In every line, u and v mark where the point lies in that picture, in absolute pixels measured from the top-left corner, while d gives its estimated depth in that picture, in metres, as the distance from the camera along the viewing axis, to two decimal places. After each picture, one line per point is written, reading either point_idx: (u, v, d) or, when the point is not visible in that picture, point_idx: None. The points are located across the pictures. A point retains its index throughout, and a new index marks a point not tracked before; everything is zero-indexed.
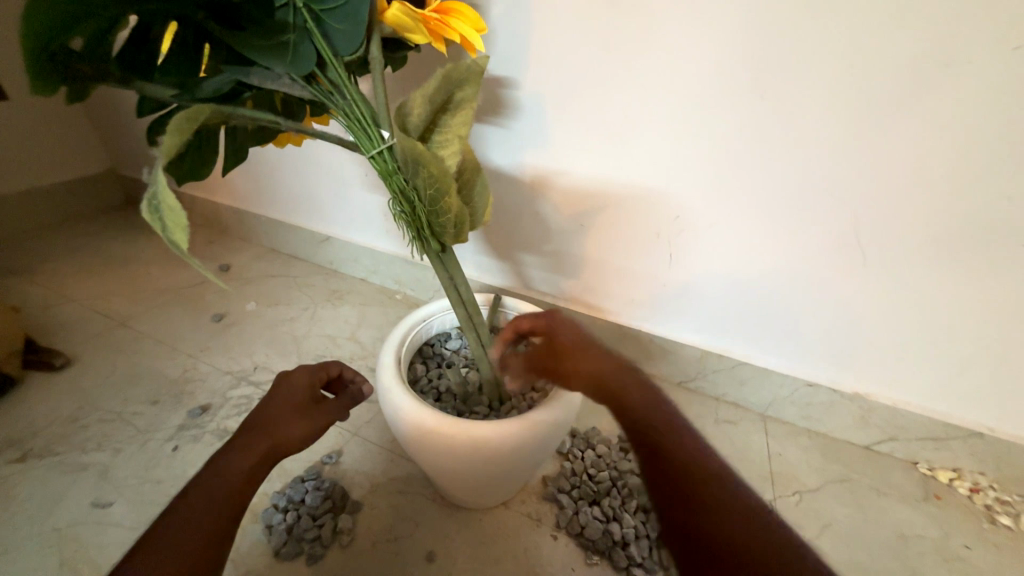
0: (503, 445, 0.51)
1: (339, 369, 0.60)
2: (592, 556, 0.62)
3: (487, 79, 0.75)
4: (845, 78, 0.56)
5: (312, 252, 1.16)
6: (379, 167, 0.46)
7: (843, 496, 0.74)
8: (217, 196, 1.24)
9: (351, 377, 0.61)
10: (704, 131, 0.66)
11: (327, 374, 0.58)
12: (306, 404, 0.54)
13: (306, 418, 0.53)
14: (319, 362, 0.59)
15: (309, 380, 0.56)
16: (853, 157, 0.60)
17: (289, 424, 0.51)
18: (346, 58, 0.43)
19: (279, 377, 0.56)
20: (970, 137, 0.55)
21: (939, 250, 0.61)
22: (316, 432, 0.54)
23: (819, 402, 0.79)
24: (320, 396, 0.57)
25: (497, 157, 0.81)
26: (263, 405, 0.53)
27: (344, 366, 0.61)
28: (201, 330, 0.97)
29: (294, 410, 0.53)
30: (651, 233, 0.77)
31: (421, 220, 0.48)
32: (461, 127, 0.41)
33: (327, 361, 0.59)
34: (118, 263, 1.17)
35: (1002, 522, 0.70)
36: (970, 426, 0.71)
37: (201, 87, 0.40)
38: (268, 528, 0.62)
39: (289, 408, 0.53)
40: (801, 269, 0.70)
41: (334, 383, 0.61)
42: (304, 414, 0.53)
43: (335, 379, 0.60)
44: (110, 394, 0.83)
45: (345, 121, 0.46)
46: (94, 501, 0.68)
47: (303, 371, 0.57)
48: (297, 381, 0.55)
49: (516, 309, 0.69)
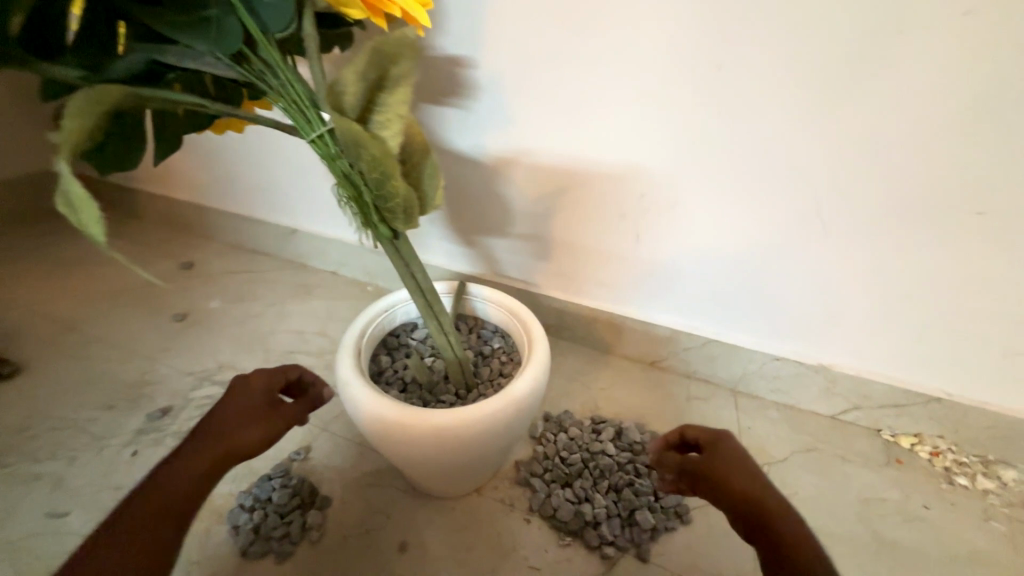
0: (463, 431, 0.50)
1: (299, 372, 0.56)
2: (565, 536, 0.62)
3: (444, 58, 0.72)
4: (800, 49, 0.56)
5: (277, 246, 1.12)
6: (319, 150, 0.44)
7: (809, 465, 0.75)
8: (174, 191, 1.19)
9: (311, 381, 0.56)
10: (665, 108, 0.65)
11: (286, 377, 0.55)
12: (262, 410, 0.51)
13: (262, 424, 0.50)
14: (278, 365, 0.55)
15: (266, 385, 0.53)
16: (812, 130, 0.60)
17: (242, 431, 0.49)
18: (277, 36, 0.41)
19: (234, 382, 0.52)
20: (922, 106, 0.55)
21: (896, 219, 0.62)
22: (273, 438, 0.51)
23: (786, 375, 0.80)
24: (279, 401, 0.53)
25: (460, 140, 0.79)
26: (215, 412, 0.50)
27: (304, 369, 0.57)
28: (162, 331, 0.94)
29: (249, 417, 0.50)
30: (618, 214, 0.76)
31: (369, 206, 0.46)
32: (400, 105, 0.39)
33: (287, 363, 0.56)
34: (71, 264, 1.12)
35: (960, 482, 0.73)
36: (929, 391, 0.73)
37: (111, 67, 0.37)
38: (234, 528, 0.61)
39: (243, 415, 0.50)
40: (766, 245, 0.70)
41: (295, 387, 0.57)
42: (258, 420, 0.50)
43: (296, 383, 0.56)
44: (64, 401, 0.80)
45: (281, 103, 0.44)
46: (49, 512, 0.65)
47: (260, 375, 0.53)
48: (253, 387, 0.52)
49: (482, 295, 0.67)
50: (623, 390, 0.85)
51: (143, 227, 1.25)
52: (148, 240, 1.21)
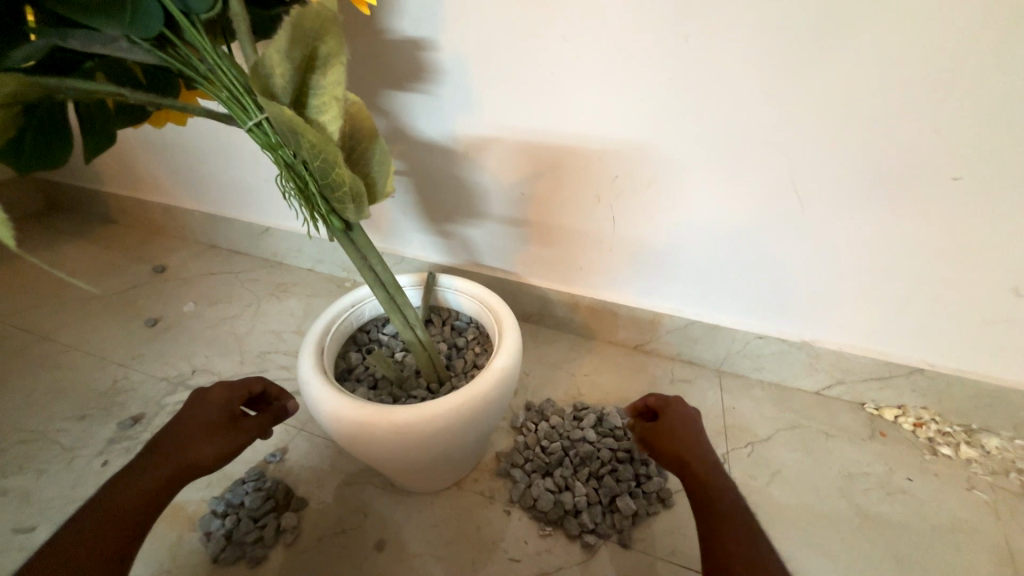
0: (425, 427, 0.49)
1: (262, 385, 0.55)
2: (546, 526, 0.62)
3: (403, 41, 0.69)
4: (769, 13, 0.53)
5: (252, 244, 1.09)
6: (259, 140, 0.42)
7: (793, 442, 0.75)
8: (143, 193, 1.16)
9: (276, 394, 0.57)
10: (632, 82, 0.62)
11: (249, 391, 0.53)
12: (221, 424, 0.49)
13: (221, 438, 0.49)
14: (240, 378, 0.54)
15: (226, 398, 0.51)
16: (782, 100, 0.58)
17: (200, 444, 0.47)
18: (204, 18, 0.38)
19: (194, 395, 0.51)
20: (895, 69, 0.53)
21: (870, 189, 0.60)
22: (233, 453, 0.50)
23: (769, 353, 0.80)
24: (240, 414, 0.52)
25: (427, 127, 0.76)
26: (172, 427, 0.48)
27: (268, 381, 0.56)
28: (133, 337, 0.91)
29: (206, 430, 0.48)
30: (593, 196, 0.74)
31: (317, 197, 0.44)
32: (336, 87, 0.36)
33: (249, 376, 0.54)
34: (40, 272, 1.08)
35: (943, 452, 0.73)
36: (910, 363, 0.72)
37: (12, 55, 0.34)
38: (205, 535, 0.60)
39: (201, 428, 0.48)
40: (743, 220, 0.68)
41: (258, 399, 0.56)
42: (217, 433, 0.49)
43: (259, 396, 0.56)
44: (32, 412, 0.78)
45: (215, 92, 0.41)
46: (16, 527, 0.64)
47: (220, 389, 0.51)
48: (214, 400, 0.50)
49: (453, 286, 0.65)
50: (606, 375, 0.84)
51: (115, 231, 1.22)
52: (120, 244, 1.18)
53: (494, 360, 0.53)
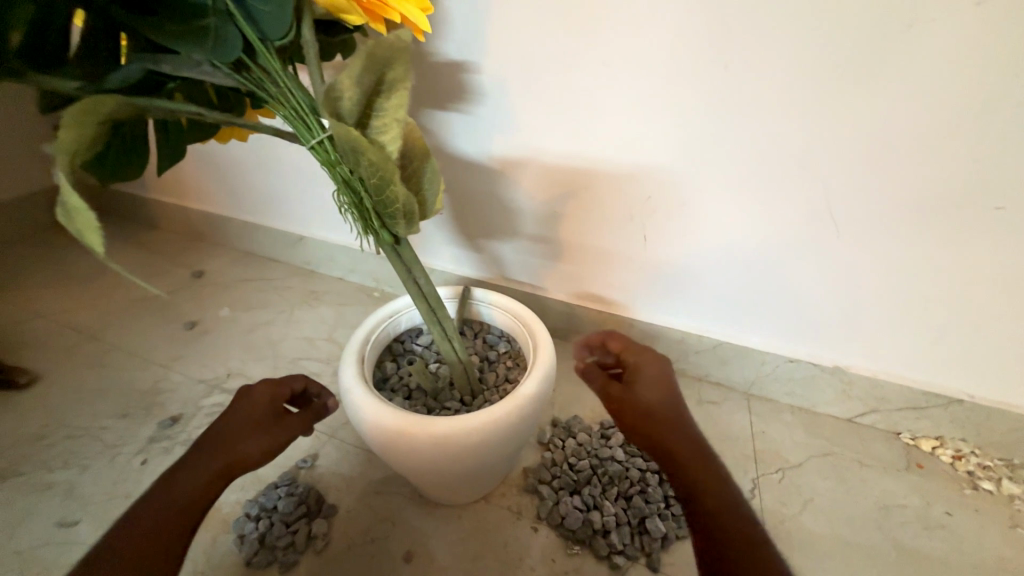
0: (448, 444, 0.49)
1: (304, 383, 0.56)
2: (573, 545, 0.61)
3: (446, 63, 0.72)
4: (809, 44, 0.54)
5: (286, 253, 1.13)
6: (319, 158, 0.44)
7: (826, 471, 0.73)
8: (186, 201, 1.21)
9: (317, 392, 0.57)
10: (669, 106, 0.64)
11: (291, 389, 0.55)
12: (267, 422, 0.51)
13: (266, 436, 0.50)
14: (283, 375, 0.55)
15: (270, 396, 0.52)
16: (820, 125, 0.58)
17: (246, 441, 0.49)
18: (276, 44, 0.41)
19: (239, 392, 0.52)
20: (937, 99, 0.53)
21: (908, 216, 0.60)
22: (277, 449, 0.51)
23: (801, 378, 0.78)
24: (283, 411, 0.54)
25: (464, 144, 0.79)
26: (220, 424, 0.50)
27: (310, 380, 0.57)
28: (173, 339, 0.95)
29: (252, 427, 0.50)
30: (624, 215, 0.75)
31: (370, 212, 0.46)
32: (397, 110, 0.38)
33: (293, 374, 0.56)
34: (87, 274, 1.13)
35: (984, 487, 0.70)
36: (949, 393, 0.70)
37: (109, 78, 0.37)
38: (240, 538, 0.61)
39: (247, 425, 0.50)
40: (777, 243, 0.68)
41: (299, 397, 0.58)
42: (262, 431, 0.50)
43: (300, 394, 0.57)
44: (77, 409, 0.81)
45: (282, 112, 0.44)
46: (60, 520, 0.66)
47: (264, 386, 0.53)
48: (258, 398, 0.52)
49: (486, 300, 0.66)
50: None
51: (157, 236, 1.27)
52: (162, 249, 1.23)
53: (523, 386, 0.53)
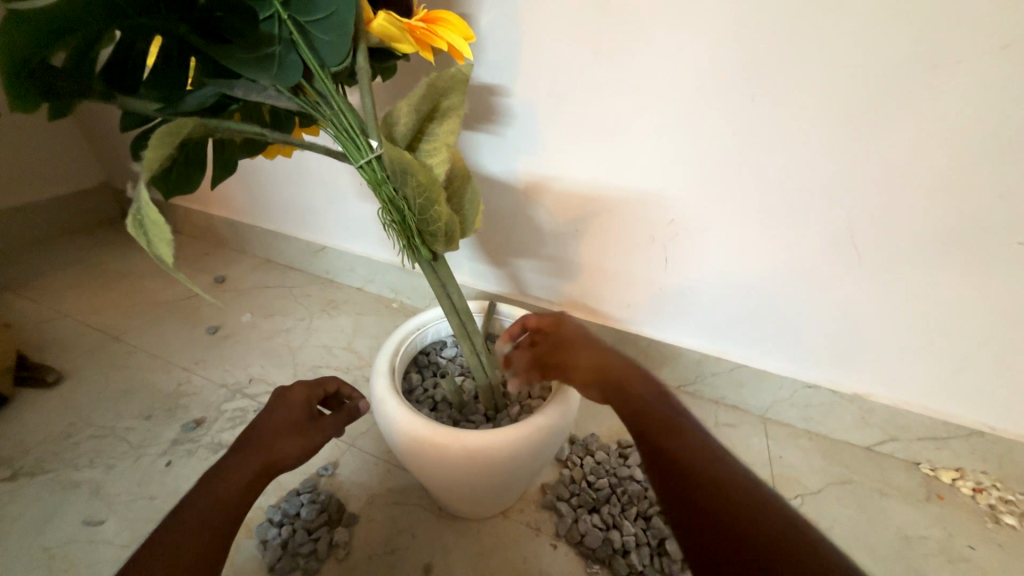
0: (473, 457, 0.51)
1: (336, 386, 0.60)
2: (593, 564, 0.61)
3: (476, 86, 0.74)
4: (834, 80, 0.56)
5: (308, 261, 1.15)
6: (367, 176, 0.46)
7: (845, 498, 0.73)
8: (210, 208, 1.24)
9: (347, 395, 0.61)
10: (690, 134, 0.65)
11: (324, 391, 0.58)
12: (304, 423, 0.53)
13: (304, 437, 0.52)
14: (316, 379, 0.58)
15: (306, 397, 0.55)
16: (841, 158, 0.60)
17: (286, 441, 0.51)
18: (333, 70, 0.43)
19: (276, 393, 0.55)
20: (960, 136, 0.54)
21: (934, 246, 0.61)
22: (311, 452, 0.53)
23: (819, 404, 0.79)
24: (317, 413, 0.56)
25: (491, 164, 0.81)
26: (261, 423, 0.52)
27: (341, 383, 0.60)
28: (196, 342, 0.97)
29: (292, 428, 0.52)
30: (646, 237, 0.76)
31: (412, 229, 0.48)
32: (448, 135, 0.42)
33: (325, 377, 0.59)
34: (113, 277, 1.16)
35: (1006, 522, 0.69)
36: (971, 425, 0.70)
37: (185, 101, 0.41)
38: (263, 543, 0.62)
39: (286, 425, 0.52)
40: (798, 270, 0.69)
41: (330, 400, 0.60)
42: (299, 432, 0.52)
43: (332, 396, 0.60)
44: (103, 409, 0.83)
45: (334, 132, 0.46)
46: (86, 519, 0.67)
47: (300, 388, 0.56)
48: (295, 399, 0.54)
49: (511, 315, 0.68)
50: None
51: (180, 242, 1.30)
52: (185, 254, 1.25)
53: (536, 417, 0.53)
